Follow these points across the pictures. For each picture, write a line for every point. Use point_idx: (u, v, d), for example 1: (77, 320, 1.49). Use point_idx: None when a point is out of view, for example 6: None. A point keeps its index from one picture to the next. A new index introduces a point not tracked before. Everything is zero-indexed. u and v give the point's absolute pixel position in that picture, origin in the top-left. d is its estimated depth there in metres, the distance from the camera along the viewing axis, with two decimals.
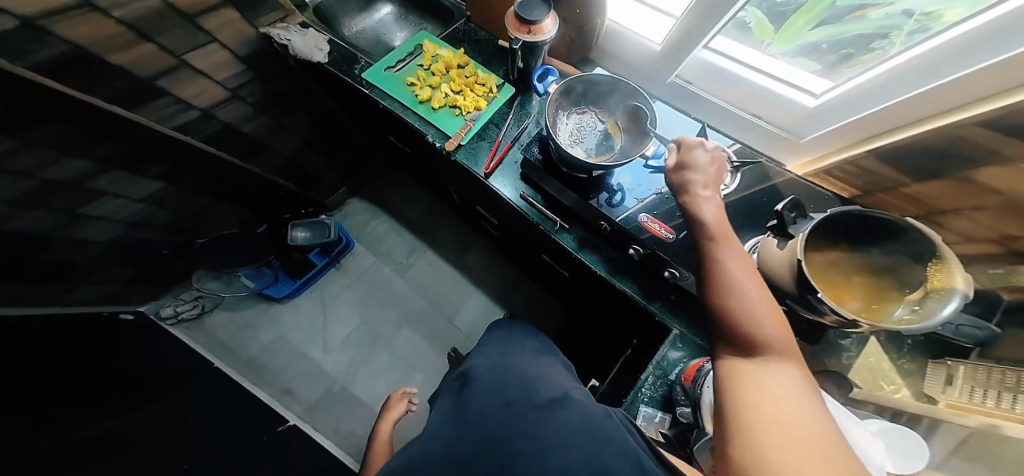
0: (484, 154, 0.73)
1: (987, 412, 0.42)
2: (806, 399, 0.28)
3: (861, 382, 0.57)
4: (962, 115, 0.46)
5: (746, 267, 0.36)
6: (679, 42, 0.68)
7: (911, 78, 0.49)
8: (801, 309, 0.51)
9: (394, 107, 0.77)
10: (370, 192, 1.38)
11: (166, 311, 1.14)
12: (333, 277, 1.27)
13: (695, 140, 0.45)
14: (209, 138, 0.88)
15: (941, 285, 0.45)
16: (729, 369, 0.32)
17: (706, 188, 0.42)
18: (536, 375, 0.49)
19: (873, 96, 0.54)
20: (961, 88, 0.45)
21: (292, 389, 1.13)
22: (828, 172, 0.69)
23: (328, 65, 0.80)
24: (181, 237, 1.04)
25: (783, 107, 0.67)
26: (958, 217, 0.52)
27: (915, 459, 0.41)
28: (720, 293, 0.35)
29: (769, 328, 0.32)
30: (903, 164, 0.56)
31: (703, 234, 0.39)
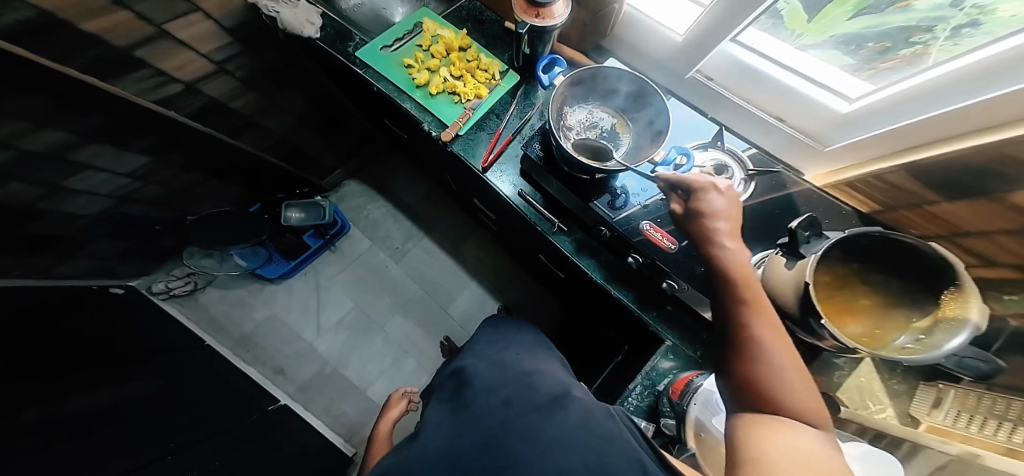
0: (483, 147, 0.69)
1: (967, 437, 0.45)
2: (831, 460, 0.27)
3: (846, 400, 0.58)
4: (999, 134, 0.44)
5: (774, 327, 0.35)
6: (701, 35, 0.64)
7: (952, 89, 0.46)
8: (801, 331, 0.51)
9: (389, 91, 0.73)
10: (368, 175, 1.34)
11: (157, 286, 1.12)
12: (327, 259, 1.25)
13: (707, 181, 0.45)
14: (196, 113, 0.84)
15: (953, 315, 0.45)
16: (749, 422, 0.31)
17: (730, 239, 0.42)
18: (535, 373, 0.47)
19: (908, 106, 0.52)
20: (1005, 103, 0.42)
21: (285, 369, 1.15)
22: (849, 184, 0.68)
23: (319, 41, 0.75)
24: (172, 213, 1.03)
25: (813, 110, 0.64)
26: (981, 240, 0.51)
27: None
28: (744, 348, 0.35)
29: (796, 391, 0.31)
30: (929, 181, 0.55)
31: (727, 284, 0.39)
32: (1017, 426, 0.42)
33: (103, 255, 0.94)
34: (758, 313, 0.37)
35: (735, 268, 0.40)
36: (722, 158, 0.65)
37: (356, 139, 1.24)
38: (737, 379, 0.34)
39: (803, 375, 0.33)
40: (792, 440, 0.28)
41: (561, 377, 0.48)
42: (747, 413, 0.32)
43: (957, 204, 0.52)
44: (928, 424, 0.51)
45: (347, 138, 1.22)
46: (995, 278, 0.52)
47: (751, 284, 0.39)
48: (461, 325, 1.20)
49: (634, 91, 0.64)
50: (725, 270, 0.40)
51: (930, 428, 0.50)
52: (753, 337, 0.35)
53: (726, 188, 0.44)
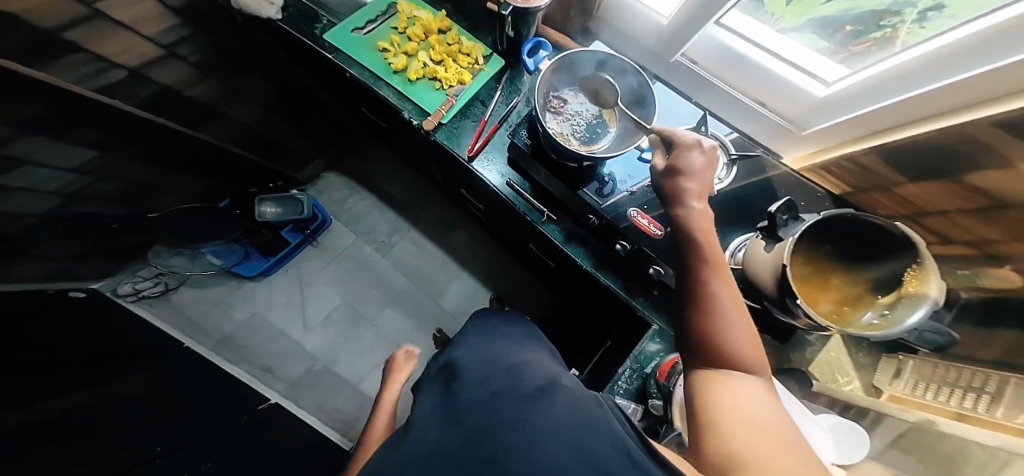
0: (467, 134, 0.67)
1: (924, 404, 0.51)
2: (768, 404, 0.29)
3: (818, 375, 0.62)
4: (968, 114, 0.45)
5: (728, 285, 0.37)
6: (685, 18, 0.62)
7: (921, 72, 0.47)
8: (776, 310, 0.54)
9: (364, 76, 0.68)
10: (347, 166, 1.30)
11: (124, 288, 1.04)
12: (310, 256, 1.22)
13: (693, 141, 0.45)
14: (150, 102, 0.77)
15: (914, 291, 0.47)
16: (706, 379, 0.33)
17: (697, 200, 0.43)
18: (521, 366, 0.46)
19: (881, 91, 0.53)
20: (973, 86, 0.43)
21: (272, 366, 1.12)
22: (823, 168, 0.70)
23: (281, 23, 0.69)
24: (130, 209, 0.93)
25: (792, 93, 0.65)
26: (939, 219, 0.56)
27: (856, 451, 0.47)
28: (702, 306, 0.36)
29: (746, 344, 0.33)
30: (897, 164, 0.57)
31: (691, 245, 0.40)
32: (969, 393, 0.47)
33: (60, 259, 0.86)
34: (716, 271, 0.38)
35: (698, 228, 0.41)
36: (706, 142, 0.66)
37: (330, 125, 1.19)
38: (692, 336, 0.36)
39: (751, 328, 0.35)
40: (739, 391, 0.30)
41: (558, 372, 0.47)
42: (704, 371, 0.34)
43: (921, 186, 0.56)
44: (890, 393, 0.56)
45: (321, 126, 1.17)
46: (955, 255, 0.57)
47: (712, 244, 0.40)
48: (449, 313, 1.20)
49: (619, 76, 0.63)
50: (691, 230, 0.41)
51: (891, 397, 0.56)
52: (711, 295, 0.36)
53: (707, 146, 0.45)
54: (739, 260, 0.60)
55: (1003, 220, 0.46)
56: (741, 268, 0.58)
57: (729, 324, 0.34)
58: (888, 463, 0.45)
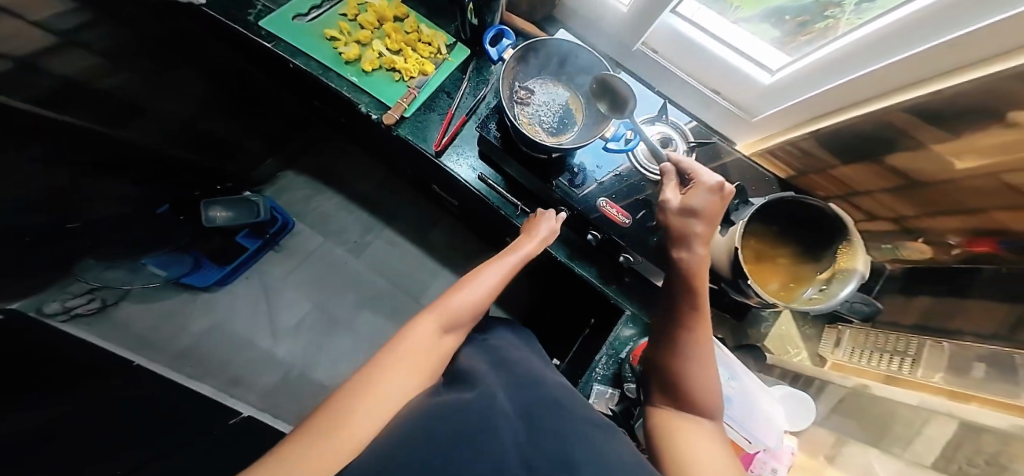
0: (434, 128, 0.63)
1: (860, 369, 0.58)
2: (719, 445, 0.38)
3: (773, 348, 0.68)
4: (911, 94, 0.45)
5: (705, 339, 0.45)
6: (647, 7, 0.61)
7: (858, 58, 0.47)
8: (730, 291, 0.55)
9: (311, 68, 0.61)
10: (308, 162, 1.26)
11: (55, 306, 0.78)
12: (272, 260, 1.19)
13: (708, 180, 0.47)
14: (76, 105, 0.65)
15: (846, 266, 0.51)
16: (668, 418, 0.41)
17: (702, 247, 0.47)
18: (530, 381, 0.42)
19: (818, 78, 0.53)
20: (909, 66, 0.43)
21: (240, 379, 1.00)
22: (771, 153, 0.72)
23: (206, 8, 0.62)
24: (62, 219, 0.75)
25: (739, 82, 0.65)
26: (867, 199, 0.64)
27: (803, 417, 0.54)
28: (680, 350, 0.44)
29: (709, 391, 0.41)
30: (837, 152, 0.61)
31: (687, 291, 0.46)
32: (895, 356, 0.55)
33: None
34: (698, 323, 0.45)
35: (694, 274, 0.47)
36: (667, 131, 0.66)
37: (284, 122, 1.12)
38: (666, 377, 0.44)
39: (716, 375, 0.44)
40: (697, 437, 0.38)
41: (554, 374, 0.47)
42: (665, 406, 0.43)
43: (852, 167, 0.61)
44: (833, 361, 0.63)
45: (273, 122, 1.10)
46: (878, 231, 0.66)
47: (701, 291, 0.46)
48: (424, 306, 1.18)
49: (588, 67, 0.62)
50: (689, 275, 0.46)
51: (833, 365, 0.62)
52: (691, 345, 0.44)
53: (716, 185, 0.47)
54: None
55: (931, 193, 0.53)
56: None
57: (701, 374, 0.42)
58: (835, 428, 0.51)
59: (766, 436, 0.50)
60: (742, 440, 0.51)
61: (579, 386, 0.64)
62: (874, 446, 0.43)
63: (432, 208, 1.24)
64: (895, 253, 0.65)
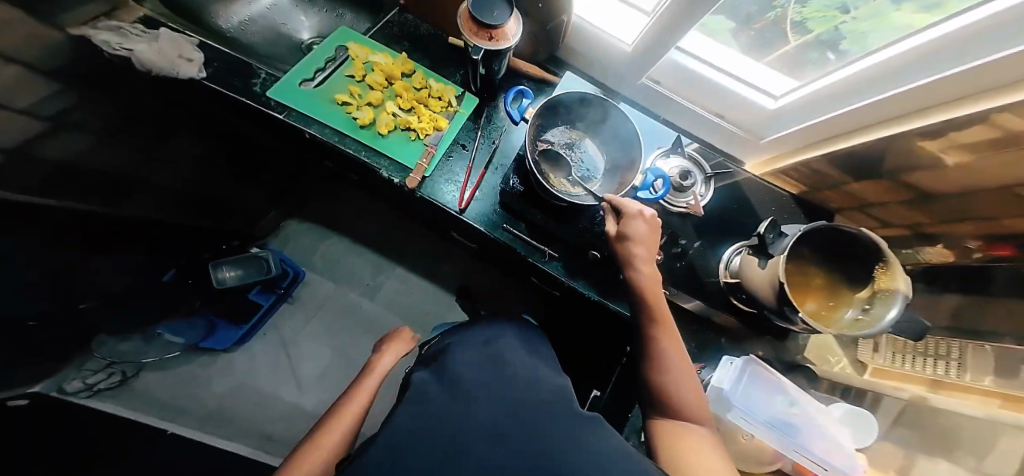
0: (455, 184, 0.63)
1: (904, 374, 0.60)
2: (710, 449, 0.38)
3: (814, 359, 0.69)
4: (916, 122, 0.48)
5: (674, 341, 0.45)
6: (648, 47, 0.61)
7: (864, 86, 0.51)
8: (773, 316, 0.54)
9: (326, 135, 0.60)
10: (311, 211, 1.24)
11: (73, 385, 0.84)
12: (288, 312, 1.16)
13: (631, 207, 0.49)
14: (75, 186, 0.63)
15: (886, 286, 0.52)
16: (661, 428, 0.41)
17: (646, 261, 0.47)
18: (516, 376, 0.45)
19: (825, 103, 0.57)
20: (913, 96, 0.46)
21: (273, 433, 1.02)
22: (783, 172, 0.73)
23: (206, 81, 0.61)
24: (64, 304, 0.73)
25: (744, 108, 0.68)
26: (881, 210, 0.63)
27: (868, 434, 0.53)
28: (650, 361, 0.44)
29: (687, 396, 0.42)
30: (848, 170, 0.62)
31: (641, 304, 0.46)
32: (938, 360, 0.56)
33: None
34: (661, 328, 0.46)
35: (646, 285, 0.47)
36: (683, 163, 0.64)
37: (285, 177, 1.10)
38: (648, 391, 0.44)
39: (691, 374, 0.44)
40: (696, 447, 0.38)
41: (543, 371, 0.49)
42: (658, 417, 0.43)
43: (863, 184, 0.62)
44: (874, 367, 0.65)
45: (278, 177, 1.07)
46: (895, 237, 0.66)
47: (659, 300, 0.47)
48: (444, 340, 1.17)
49: (603, 115, 0.59)
50: (639, 293, 0.47)
51: (875, 371, 0.64)
52: (661, 356, 0.44)
53: (644, 215, 0.48)
54: (734, 272, 0.60)
55: (936, 203, 0.54)
56: (738, 283, 0.58)
57: (676, 382, 0.42)
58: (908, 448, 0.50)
59: (835, 459, 0.50)
60: (815, 466, 0.51)
61: (628, 421, 0.63)
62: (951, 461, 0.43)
63: (441, 242, 1.23)
64: (916, 257, 0.64)
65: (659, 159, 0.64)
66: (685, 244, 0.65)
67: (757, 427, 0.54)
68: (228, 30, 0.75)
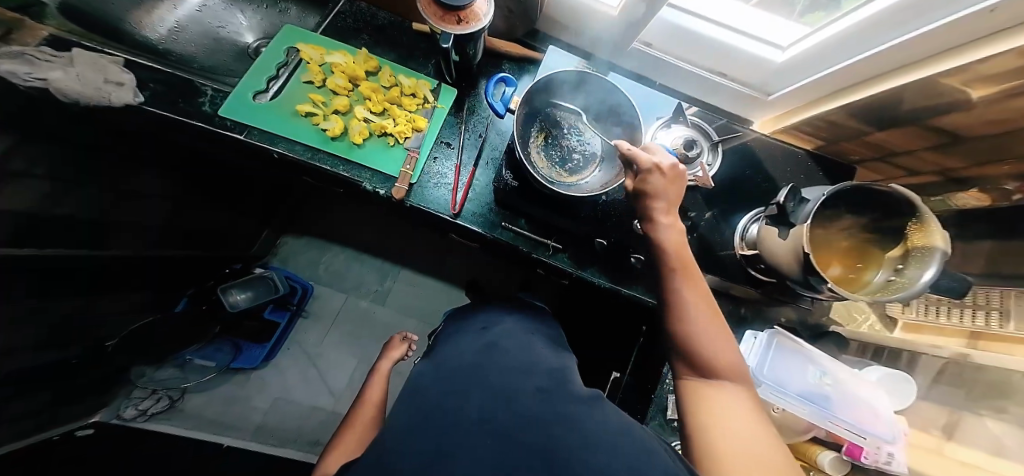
0: (445, 187, 0.59)
1: (940, 328, 0.57)
2: (750, 412, 0.34)
3: (840, 319, 0.66)
4: (952, 63, 0.42)
5: (702, 297, 0.41)
6: (635, 8, 0.53)
7: (888, 27, 0.45)
8: (800, 287, 0.49)
9: (297, 152, 0.56)
10: (304, 223, 1.23)
11: (128, 412, 0.98)
12: (305, 327, 1.17)
13: (648, 159, 0.44)
14: (51, 234, 0.61)
15: (923, 243, 0.48)
16: (692, 388, 0.38)
17: (666, 215, 0.44)
18: (530, 361, 0.44)
19: (845, 49, 0.50)
20: (954, 30, 0.40)
21: (320, 438, 1.10)
22: (796, 128, 0.67)
23: (147, 106, 0.54)
24: (78, 341, 0.77)
25: (747, 64, 0.61)
26: (909, 157, 0.59)
27: (907, 396, 0.51)
28: (677, 317, 0.40)
29: (721, 356, 0.37)
30: (869, 116, 0.56)
31: (663, 257, 0.43)
32: (977, 311, 0.53)
33: (14, 418, 0.72)
34: (689, 282, 0.42)
35: (668, 242, 0.43)
36: (687, 132, 0.59)
37: (273, 194, 1.08)
38: (674, 346, 0.40)
39: (724, 332, 0.39)
40: (717, 403, 0.35)
41: (560, 359, 0.47)
42: (687, 374, 0.39)
43: (892, 131, 0.56)
44: (905, 322, 0.62)
45: (268, 193, 1.05)
46: (925, 183, 0.61)
47: (683, 254, 0.43)
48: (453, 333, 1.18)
49: (598, 93, 0.53)
50: (663, 247, 0.43)
51: (909, 326, 0.62)
52: (684, 310, 0.40)
53: (654, 167, 0.44)
54: (751, 241, 0.56)
55: (982, 144, 0.49)
56: (756, 252, 0.55)
57: (700, 334, 0.38)
58: (945, 403, 0.49)
59: (871, 425, 0.49)
60: (851, 434, 0.50)
61: (652, 402, 0.60)
62: (997, 418, 0.41)
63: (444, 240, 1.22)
64: (947, 204, 0.59)
65: (659, 132, 0.59)
66: (696, 216, 0.61)
67: (793, 402, 0.52)
68: (160, 41, 0.68)
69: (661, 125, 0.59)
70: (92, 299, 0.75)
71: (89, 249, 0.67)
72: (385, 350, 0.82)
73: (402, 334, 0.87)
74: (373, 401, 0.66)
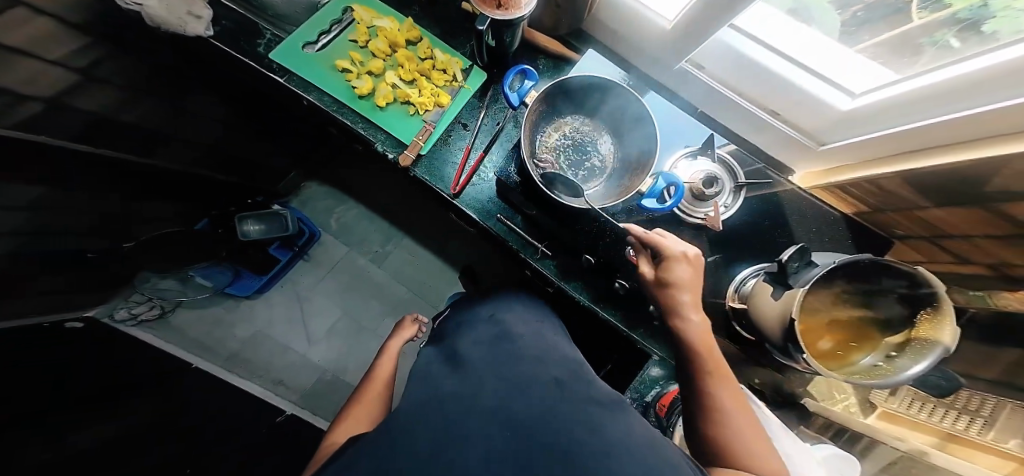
0: (452, 166, 0.61)
1: (918, 422, 0.55)
2: None
3: (816, 393, 0.67)
4: (1012, 147, 0.38)
5: (730, 390, 0.40)
6: (687, 30, 0.53)
7: (951, 97, 0.41)
8: (777, 352, 0.51)
9: (325, 103, 0.59)
10: (331, 173, 1.26)
11: (121, 313, 0.94)
12: (304, 269, 1.22)
13: (677, 249, 0.44)
14: (110, 137, 0.68)
15: (927, 336, 0.47)
16: None
17: (694, 310, 0.43)
18: (538, 354, 0.42)
19: (909, 112, 0.46)
20: (1013, 114, 0.36)
21: (283, 380, 1.13)
22: (840, 187, 0.63)
23: (215, 40, 0.58)
24: (107, 239, 0.84)
25: (810, 105, 0.57)
26: (924, 244, 0.58)
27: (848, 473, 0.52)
28: (710, 417, 0.39)
29: (758, 457, 0.36)
30: (904, 190, 0.54)
31: (689, 355, 0.42)
32: (962, 414, 0.51)
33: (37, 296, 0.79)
34: (717, 379, 0.40)
35: (696, 339, 0.42)
36: (711, 168, 0.59)
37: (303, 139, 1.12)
38: (709, 449, 0.38)
39: (758, 432, 0.38)
40: None
41: (575, 355, 0.46)
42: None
43: (908, 215, 0.57)
44: (884, 410, 0.61)
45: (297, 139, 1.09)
46: (939, 272, 0.59)
47: (712, 351, 0.42)
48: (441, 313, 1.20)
49: (616, 99, 0.54)
50: (688, 342, 0.42)
51: (884, 414, 0.60)
52: (717, 408, 0.39)
53: (673, 266, 0.43)
54: (744, 296, 0.57)
55: (990, 244, 0.48)
56: (746, 307, 0.56)
57: (741, 435, 0.37)
58: None
59: None
60: None
61: None
62: None
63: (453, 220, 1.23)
64: (986, 302, 0.53)
65: (684, 161, 0.60)
66: None
67: None
68: None
69: (684, 154, 0.60)
70: (128, 206, 0.81)
71: (133, 156, 0.74)
72: (397, 328, 0.83)
73: (411, 315, 0.88)
74: (385, 376, 0.66)
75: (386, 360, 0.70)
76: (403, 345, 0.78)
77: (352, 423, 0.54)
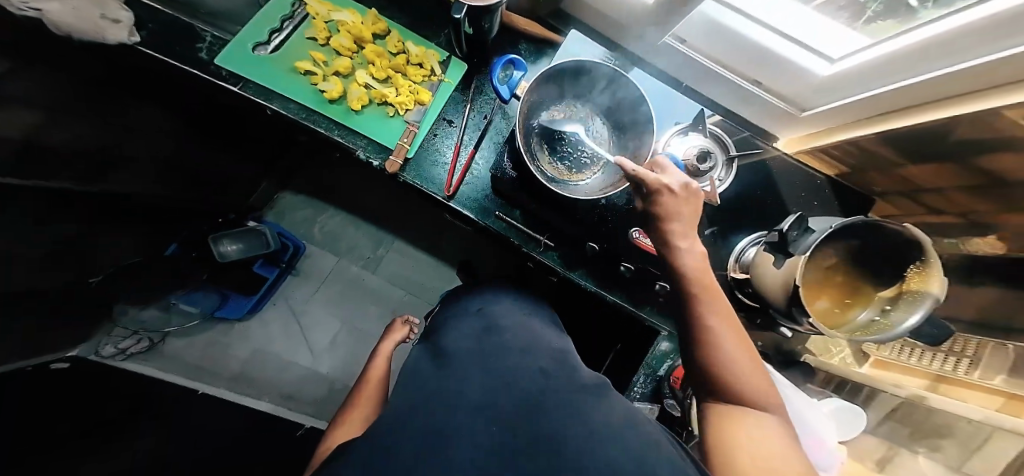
0: (442, 167, 0.58)
1: (908, 367, 0.60)
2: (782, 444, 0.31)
3: (814, 349, 0.70)
4: (993, 102, 0.38)
5: (726, 316, 0.38)
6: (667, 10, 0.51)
7: (931, 56, 0.41)
8: (780, 316, 0.53)
9: (292, 111, 0.55)
10: (307, 179, 1.20)
11: (107, 349, 0.93)
12: (294, 285, 1.19)
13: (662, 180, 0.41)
14: (53, 166, 0.60)
15: (916, 289, 0.49)
16: (715, 412, 0.35)
17: (684, 238, 0.41)
18: (523, 344, 0.41)
19: (886, 74, 0.46)
20: (995, 69, 0.36)
21: (293, 393, 1.12)
22: (823, 150, 0.64)
23: (144, 48, 0.50)
24: (73, 276, 0.77)
25: (789, 73, 0.56)
26: (909, 200, 0.60)
27: (853, 426, 0.56)
28: (701, 339, 0.37)
29: (747, 374, 0.35)
30: (890, 150, 0.55)
31: (682, 283, 0.40)
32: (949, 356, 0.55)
33: None
34: (711, 300, 0.39)
35: (690, 267, 0.40)
36: (703, 143, 0.58)
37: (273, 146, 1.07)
38: (700, 367, 0.37)
39: (751, 352, 0.36)
40: (751, 433, 0.32)
41: (566, 347, 0.45)
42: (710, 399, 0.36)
43: (895, 174, 0.58)
44: (877, 358, 0.65)
45: (267, 148, 1.03)
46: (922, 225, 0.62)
47: (706, 278, 0.40)
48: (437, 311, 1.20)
49: (608, 80, 0.52)
50: (683, 272, 0.40)
51: (878, 362, 0.65)
52: (708, 332, 0.37)
53: (658, 191, 0.41)
54: (745, 265, 0.58)
55: (978, 195, 0.49)
56: (748, 276, 0.57)
57: (731, 357, 0.35)
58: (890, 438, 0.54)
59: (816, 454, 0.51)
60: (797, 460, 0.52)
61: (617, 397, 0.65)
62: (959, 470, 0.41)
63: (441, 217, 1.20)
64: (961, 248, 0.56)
65: (677, 138, 0.59)
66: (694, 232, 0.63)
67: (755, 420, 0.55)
68: None
69: (678, 130, 0.59)
70: (88, 239, 0.74)
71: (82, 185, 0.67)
72: (387, 331, 0.81)
73: (403, 318, 0.86)
74: (377, 376, 0.64)
75: (380, 361, 0.68)
76: (396, 346, 0.76)
77: (348, 425, 0.52)
